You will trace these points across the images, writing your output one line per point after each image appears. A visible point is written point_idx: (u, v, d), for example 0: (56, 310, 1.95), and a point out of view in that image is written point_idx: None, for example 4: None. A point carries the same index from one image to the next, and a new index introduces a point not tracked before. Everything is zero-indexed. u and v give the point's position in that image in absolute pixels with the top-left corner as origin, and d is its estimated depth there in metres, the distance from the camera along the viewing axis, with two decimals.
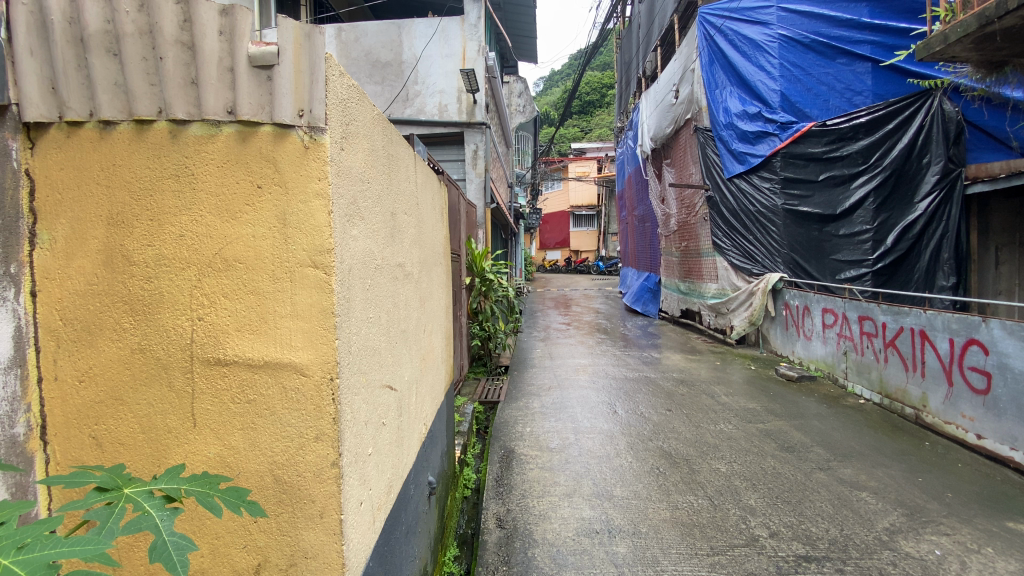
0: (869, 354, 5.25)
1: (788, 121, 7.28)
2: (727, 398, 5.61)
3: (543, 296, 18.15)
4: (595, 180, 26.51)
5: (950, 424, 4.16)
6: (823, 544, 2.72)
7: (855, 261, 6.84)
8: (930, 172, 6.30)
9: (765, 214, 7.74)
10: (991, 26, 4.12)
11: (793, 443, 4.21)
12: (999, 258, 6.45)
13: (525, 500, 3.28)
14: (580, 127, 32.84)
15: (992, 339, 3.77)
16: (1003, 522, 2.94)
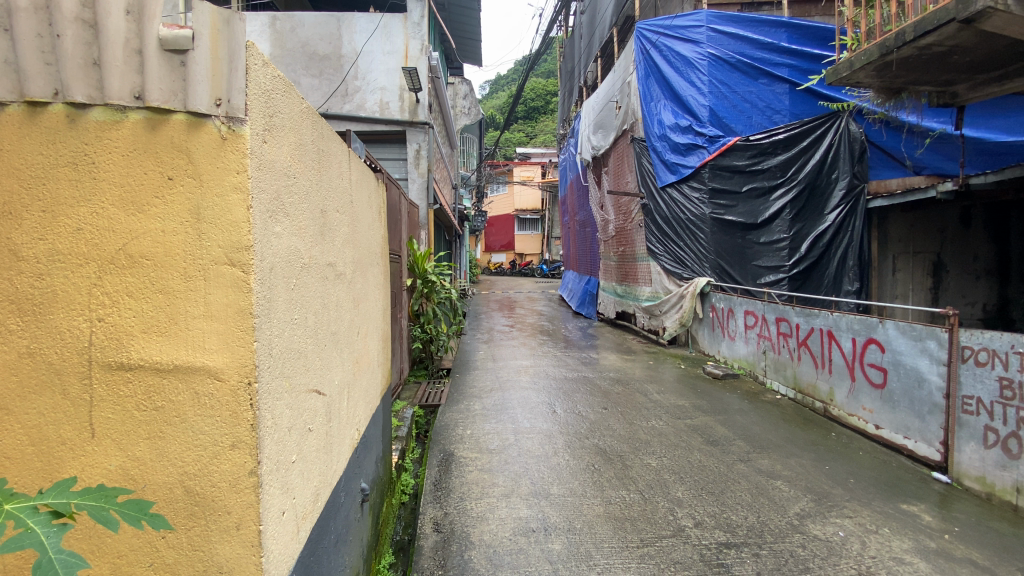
0: (785, 353, 5.66)
1: (716, 134, 7.73)
2: (659, 395, 5.87)
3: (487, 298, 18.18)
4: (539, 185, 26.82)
5: (853, 416, 4.56)
6: (742, 531, 2.90)
7: (774, 267, 7.40)
8: (838, 187, 6.97)
9: (694, 222, 8.12)
10: (892, 54, 4.55)
11: (717, 437, 4.47)
12: (896, 265, 7.18)
13: (463, 503, 3.27)
14: (525, 132, 33.17)
15: (888, 338, 4.18)
16: (897, 504, 3.27)
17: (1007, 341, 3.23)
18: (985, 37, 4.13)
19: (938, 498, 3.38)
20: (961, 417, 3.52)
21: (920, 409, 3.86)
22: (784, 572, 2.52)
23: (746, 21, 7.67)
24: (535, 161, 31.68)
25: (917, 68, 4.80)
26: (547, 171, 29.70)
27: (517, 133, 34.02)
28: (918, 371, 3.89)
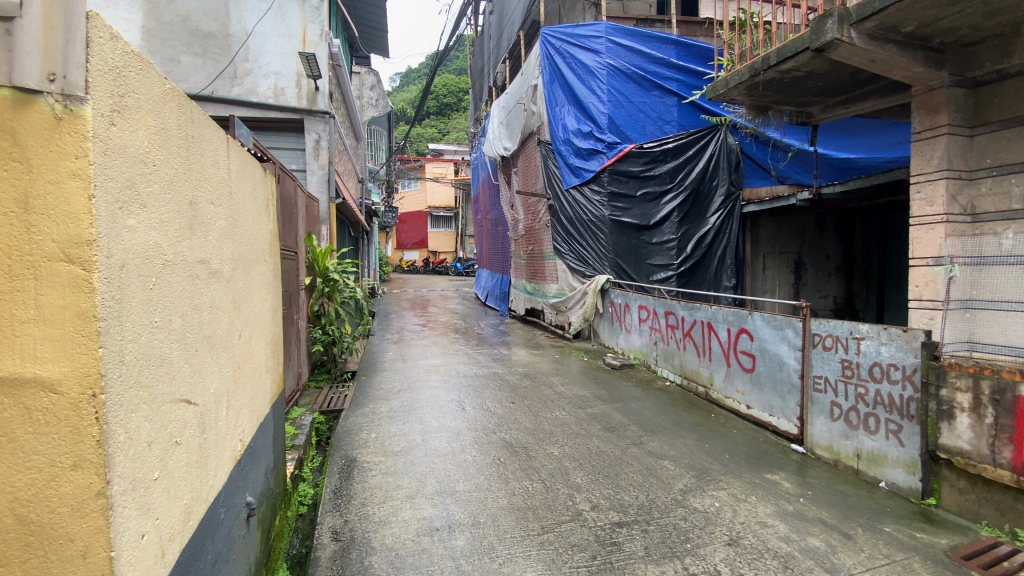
0: (673, 343, 6.17)
1: (614, 141, 8.24)
2: (563, 387, 6.12)
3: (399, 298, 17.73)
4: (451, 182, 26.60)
5: (729, 398, 5.09)
6: (632, 510, 3.12)
7: (664, 265, 8.04)
8: (718, 193, 7.64)
9: (595, 223, 8.55)
10: (759, 76, 5.11)
11: (614, 423, 4.77)
12: (766, 264, 8.05)
13: (364, 509, 3.17)
14: (437, 128, 32.73)
15: (756, 328, 4.71)
16: (762, 474, 3.71)
17: (846, 328, 3.78)
18: (831, 66, 4.79)
19: (795, 466, 3.87)
20: (813, 394, 4.06)
21: (782, 389, 4.40)
22: (669, 545, 2.74)
23: (640, 35, 8.24)
24: (447, 157, 31.43)
25: (779, 89, 5.44)
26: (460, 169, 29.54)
27: (430, 129, 33.48)
28: (780, 357, 4.42)
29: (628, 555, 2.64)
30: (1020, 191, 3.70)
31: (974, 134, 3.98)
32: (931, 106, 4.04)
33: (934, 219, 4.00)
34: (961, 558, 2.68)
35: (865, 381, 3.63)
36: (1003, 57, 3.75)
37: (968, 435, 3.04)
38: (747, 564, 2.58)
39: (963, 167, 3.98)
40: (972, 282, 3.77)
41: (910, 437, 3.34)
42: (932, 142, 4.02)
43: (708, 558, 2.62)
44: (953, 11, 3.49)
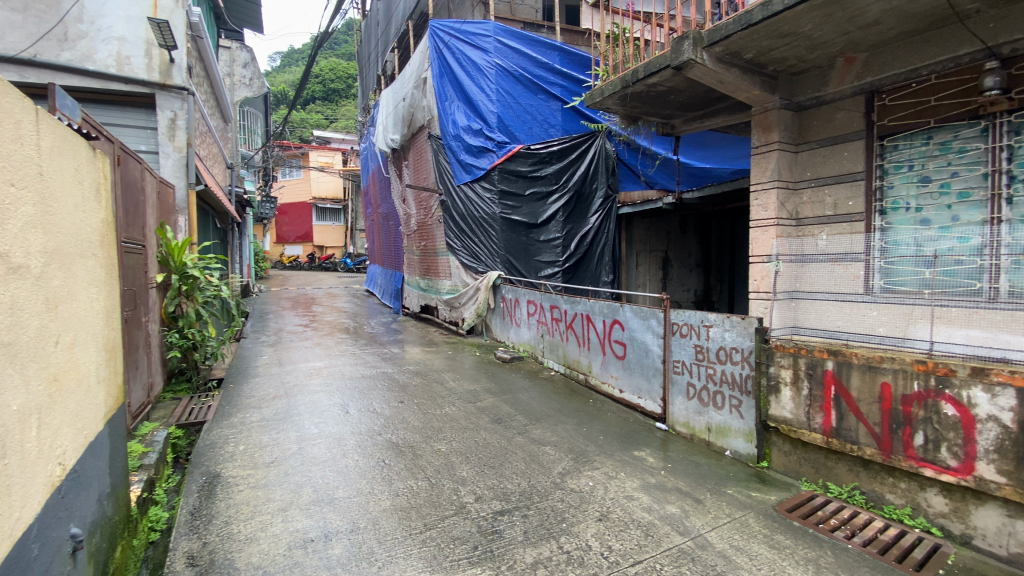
0: (557, 335, 6.48)
1: (503, 140, 8.41)
2: (454, 383, 6.12)
3: (280, 296, 16.39)
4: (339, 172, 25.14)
5: (604, 384, 5.49)
6: (514, 496, 3.23)
7: (551, 262, 8.40)
8: (598, 195, 8.22)
9: (486, 220, 8.67)
10: (630, 87, 5.53)
11: (502, 415, 4.89)
12: (639, 261, 8.79)
13: (228, 528, 2.89)
14: (324, 115, 30.72)
15: (626, 319, 5.13)
16: (631, 452, 4.06)
17: (698, 317, 4.27)
18: (689, 84, 5.36)
19: (659, 442, 4.29)
20: (673, 376, 4.53)
21: (647, 373, 4.85)
22: (546, 526, 2.88)
23: (526, 39, 8.49)
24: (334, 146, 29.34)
25: (647, 101, 5.95)
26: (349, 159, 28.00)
27: (314, 115, 31.30)
28: (646, 344, 4.87)
29: (508, 542, 2.73)
30: (831, 200, 4.47)
31: (798, 150, 4.71)
32: (767, 124, 4.69)
33: (768, 222, 4.69)
34: (785, 511, 3.15)
35: (713, 363, 4.14)
36: (821, 86, 4.51)
37: (790, 404, 3.58)
38: (615, 536, 2.80)
39: (790, 179, 4.70)
40: (795, 277, 4.36)
41: (748, 410, 3.87)
42: (766, 156, 4.69)
43: (581, 534, 2.81)
44: (781, 43, 4.09)
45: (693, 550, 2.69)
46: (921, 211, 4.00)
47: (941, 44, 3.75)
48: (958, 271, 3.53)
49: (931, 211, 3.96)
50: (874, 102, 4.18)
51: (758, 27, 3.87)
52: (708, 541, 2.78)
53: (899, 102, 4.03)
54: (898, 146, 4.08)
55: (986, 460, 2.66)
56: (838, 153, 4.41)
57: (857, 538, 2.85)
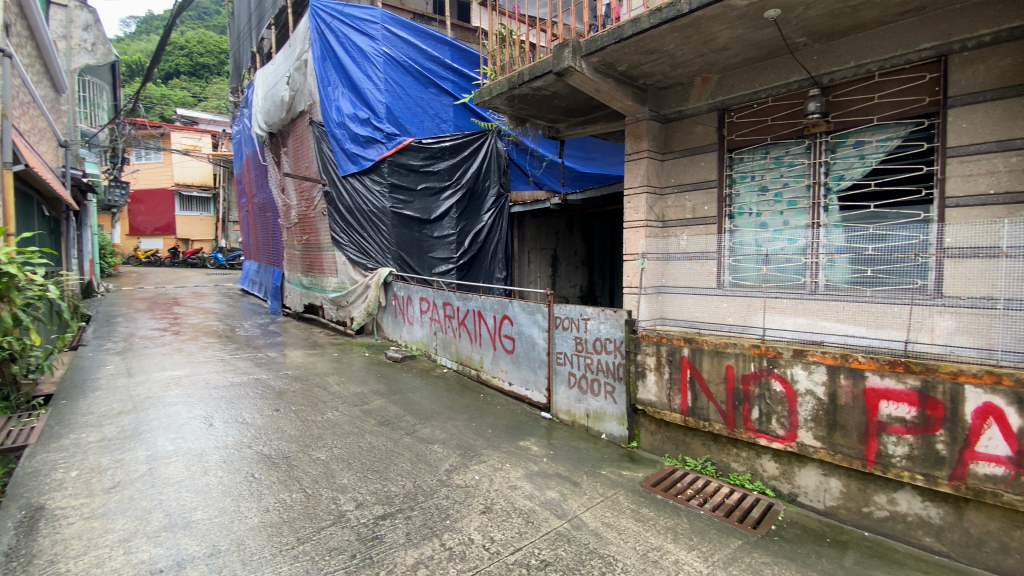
0: (450, 332, 6.44)
1: (392, 132, 8.15)
2: (338, 386, 5.81)
3: (132, 296, 14.30)
4: (207, 157, 22.52)
5: (495, 377, 5.58)
6: (398, 499, 3.16)
7: (445, 259, 8.26)
8: (490, 193, 8.17)
9: (376, 214, 8.43)
10: (516, 89, 5.66)
11: (389, 416, 4.75)
12: (530, 259, 9.01)
13: (51, 569, 2.45)
14: (188, 92, 27.30)
15: (515, 314, 5.25)
16: (517, 442, 4.18)
17: (578, 311, 4.52)
18: (571, 90, 5.62)
19: (544, 431, 4.47)
20: (557, 367, 4.75)
21: (534, 365, 5.04)
22: (430, 525, 2.86)
23: (416, 30, 8.32)
24: (204, 129, 25.83)
25: (532, 104, 6.13)
26: (220, 143, 25.20)
27: (178, 92, 27.70)
28: (533, 338, 5.03)
29: (388, 546, 2.66)
30: (690, 205, 4.99)
31: (665, 158, 5.18)
32: (638, 133, 5.10)
33: (638, 224, 5.10)
34: (651, 486, 3.45)
35: (591, 353, 4.41)
36: (683, 101, 5.00)
37: (654, 388, 3.94)
38: (497, 526, 2.86)
39: (658, 184, 5.16)
40: (661, 273, 4.83)
41: (620, 395, 4.20)
42: (638, 162, 5.09)
43: (464, 529, 2.83)
44: (649, 59, 4.46)
45: (570, 532, 2.84)
46: (761, 216, 4.64)
47: (776, 72, 4.34)
48: (787, 268, 4.08)
49: (768, 216, 4.59)
50: (725, 119, 4.74)
51: (629, 42, 4.18)
52: (583, 521, 2.96)
53: (744, 121, 4.63)
54: (743, 158, 4.68)
55: (806, 429, 3.14)
56: (696, 163, 4.93)
57: (707, 504, 3.23)
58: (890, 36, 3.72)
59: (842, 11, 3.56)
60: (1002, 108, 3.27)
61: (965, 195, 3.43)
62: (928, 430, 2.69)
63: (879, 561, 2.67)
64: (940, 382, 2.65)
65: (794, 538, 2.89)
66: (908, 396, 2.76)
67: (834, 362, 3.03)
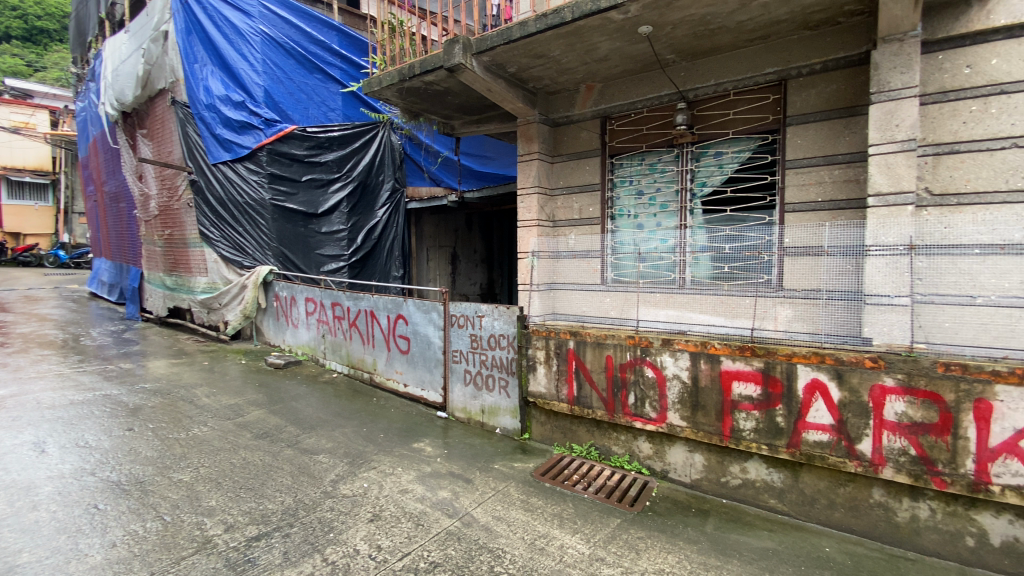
0: (339, 334, 6.12)
1: (272, 118, 7.44)
2: (208, 398, 5.23)
3: None
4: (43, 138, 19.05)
5: (389, 379, 5.41)
6: (275, 517, 2.92)
7: (335, 256, 7.85)
8: (384, 187, 7.93)
9: (253, 207, 7.66)
10: (406, 82, 5.49)
11: (268, 428, 4.38)
12: (429, 256, 8.85)
13: None
14: (16, 59, 22.93)
15: (409, 313, 5.12)
16: (410, 444, 4.09)
17: (473, 308, 4.54)
18: (463, 87, 5.59)
19: (439, 431, 4.43)
20: (452, 365, 4.73)
21: (429, 365, 4.95)
22: (310, 541, 2.69)
23: (298, 11, 7.84)
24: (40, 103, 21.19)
25: (424, 99, 6.00)
26: (60, 121, 21.45)
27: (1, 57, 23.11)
28: (428, 337, 4.95)
29: (262, 568, 2.45)
30: (578, 206, 5.24)
31: (554, 160, 5.39)
32: (529, 135, 5.23)
33: (530, 223, 5.26)
34: (540, 475, 3.58)
35: (486, 349, 4.46)
36: (569, 107, 5.21)
37: (544, 381, 4.09)
38: (385, 533, 2.78)
39: (548, 186, 5.35)
40: (552, 271, 4.95)
41: (513, 389, 4.30)
42: (530, 164, 5.22)
43: (349, 540, 2.71)
44: (537, 63, 4.58)
45: (460, 530, 2.84)
46: (638, 218, 5.01)
47: (649, 85, 4.69)
48: (660, 266, 4.43)
49: (644, 217, 4.97)
50: (607, 126, 5.05)
51: (517, 44, 4.26)
52: (474, 517, 2.98)
53: (624, 129, 4.97)
54: (623, 164, 5.02)
55: (674, 410, 3.46)
56: (582, 167, 5.19)
57: (591, 487, 3.42)
58: (742, 60, 4.20)
59: (703, 34, 3.95)
60: (828, 128, 3.86)
61: (800, 202, 4.01)
62: (770, 405, 3.10)
63: (735, 524, 3.03)
64: (778, 363, 3.07)
65: (664, 511, 3.17)
66: (755, 376, 3.16)
67: (696, 349, 3.37)
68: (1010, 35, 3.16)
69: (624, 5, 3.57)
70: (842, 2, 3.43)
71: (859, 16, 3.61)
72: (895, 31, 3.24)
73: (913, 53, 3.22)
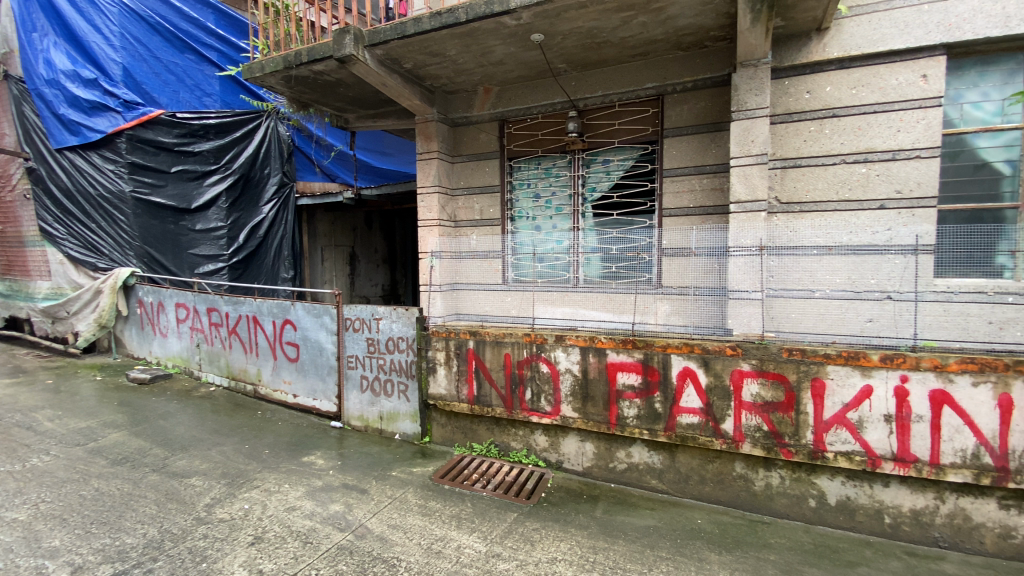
0: (217, 343, 5.58)
1: (132, 100, 6.60)
2: (50, 423, 4.49)
3: None
4: None
5: (276, 391, 5.03)
6: (135, 552, 2.59)
7: (212, 256, 7.07)
8: (270, 182, 7.27)
9: (110, 200, 6.76)
10: (293, 70, 5.14)
11: (129, 453, 3.87)
12: (324, 256, 8.31)
13: None
14: None
15: (297, 318, 4.80)
16: (299, 459, 3.84)
17: (369, 311, 4.38)
18: (357, 80, 5.36)
19: (333, 441, 4.21)
20: (347, 372, 4.53)
21: (321, 372, 4.69)
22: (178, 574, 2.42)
23: None
24: None
25: (313, 89, 5.65)
26: None
27: None
28: (319, 343, 4.68)
29: None
30: (478, 207, 5.28)
31: (454, 160, 5.37)
32: (427, 133, 5.15)
33: (431, 223, 5.20)
34: (439, 478, 3.56)
35: (383, 353, 4.33)
36: (468, 107, 5.23)
37: (444, 382, 4.07)
38: (267, 556, 2.58)
39: (448, 186, 5.32)
40: (454, 270, 4.95)
41: (413, 392, 4.22)
42: (429, 163, 5.15)
43: (226, 568, 2.48)
44: (433, 61, 4.53)
45: (352, 543, 2.73)
46: (536, 220, 5.18)
47: (543, 91, 4.86)
48: (557, 266, 4.65)
49: (541, 219, 5.15)
50: (504, 129, 5.14)
51: (412, 40, 4.18)
52: (367, 529, 2.88)
53: (520, 132, 5.10)
54: (521, 166, 5.16)
55: (566, 403, 3.62)
56: (481, 168, 5.24)
57: (489, 485, 3.47)
58: (626, 73, 4.50)
59: (591, 46, 4.17)
60: (698, 141, 4.27)
61: (675, 208, 4.40)
62: (649, 393, 3.37)
63: (621, 507, 3.25)
64: (656, 354, 3.34)
65: (558, 501, 3.31)
66: (636, 366, 3.41)
67: (585, 343, 3.56)
68: (839, 68, 3.72)
69: (516, 11, 3.66)
70: (709, 27, 3.81)
71: (723, 41, 4.04)
72: (751, 58, 3.68)
73: (764, 78, 3.67)
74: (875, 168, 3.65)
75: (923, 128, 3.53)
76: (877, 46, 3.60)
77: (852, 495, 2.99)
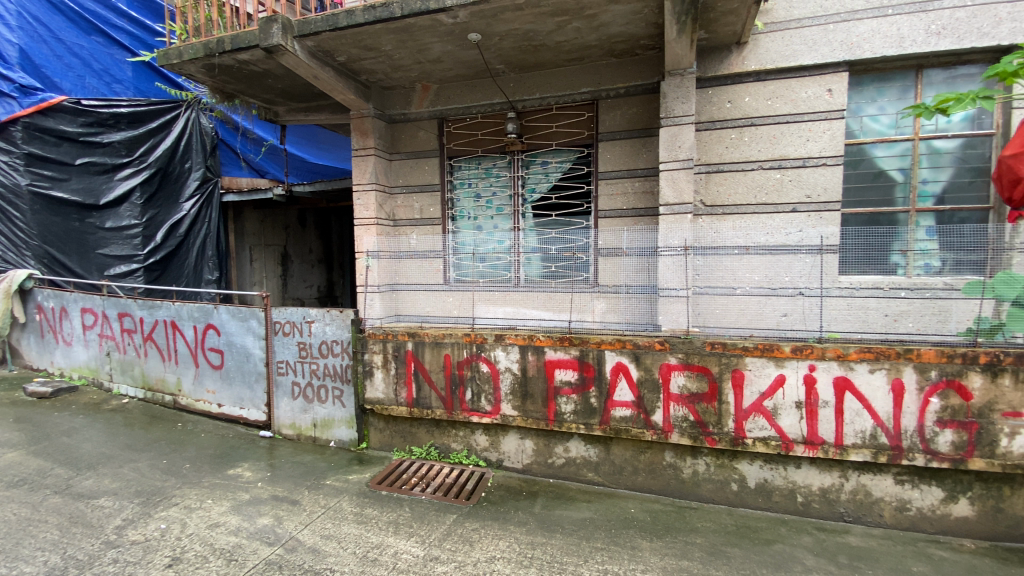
0: (130, 351, 5.15)
1: (30, 85, 6.06)
2: None
3: None
4: None
5: (199, 401, 4.72)
6: None
7: (125, 257, 6.51)
8: (192, 177, 6.76)
9: (3, 194, 6.14)
10: (214, 58, 4.83)
11: (24, 474, 3.49)
12: (253, 256, 7.90)
13: None
14: None
15: (221, 322, 4.52)
16: (224, 472, 3.63)
17: (300, 314, 4.21)
18: (286, 72, 5.12)
19: (262, 452, 4.02)
20: (278, 378, 4.32)
21: (249, 379, 4.45)
22: None
23: None
24: None
25: (238, 79, 5.34)
26: None
27: None
28: (246, 348, 4.43)
29: None
30: (417, 206, 5.20)
31: (392, 158, 5.26)
32: (363, 129, 5.00)
33: (368, 221, 5.06)
34: (376, 484, 3.48)
35: (316, 358, 4.17)
36: (406, 105, 5.15)
37: (381, 385, 3.98)
38: None
39: (386, 184, 5.20)
40: (393, 271, 4.80)
41: (348, 398, 4.10)
42: (365, 160, 5.00)
43: None
44: (368, 56, 4.42)
45: (282, 557, 2.62)
46: (477, 220, 5.18)
47: (481, 91, 4.87)
48: (498, 266, 4.66)
49: (482, 219, 5.16)
50: (443, 127, 5.09)
51: (345, 33, 4.05)
52: (299, 541, 2.77)
53: (459, 132, 5.07)
54: (461, 166, 5.14)
55: (506, 401, 3.66)
56: (420, 167, 5.16)
57: (428, 488, 3.44)
58: (562, 77, 4.60)
59: (528, 48, 4.22)
60: (630, 145, 4.44)
61: (610, 209, 4.54)
62: (585, 388, 3.47)
63: (559, 501, 3.32)
64: (591, 351, 3.45)
65: (498, 499, 3.34)
66: (573, 363, 3.50)
67: (523, 342, 3.60)
68: (756, 80, 4.00)
69: (451, 9, 3.64)
70: (639, 36, 3.97)
71: (652, 50, 4.23)
72: (678, 67, 3.87)
73: (689, 87, 3.88)
74: (788, 174, 3.95)
75: (829, 138, 3.86)
76: (788, 61, 3.90)
77: (769, 477, 3.22)
